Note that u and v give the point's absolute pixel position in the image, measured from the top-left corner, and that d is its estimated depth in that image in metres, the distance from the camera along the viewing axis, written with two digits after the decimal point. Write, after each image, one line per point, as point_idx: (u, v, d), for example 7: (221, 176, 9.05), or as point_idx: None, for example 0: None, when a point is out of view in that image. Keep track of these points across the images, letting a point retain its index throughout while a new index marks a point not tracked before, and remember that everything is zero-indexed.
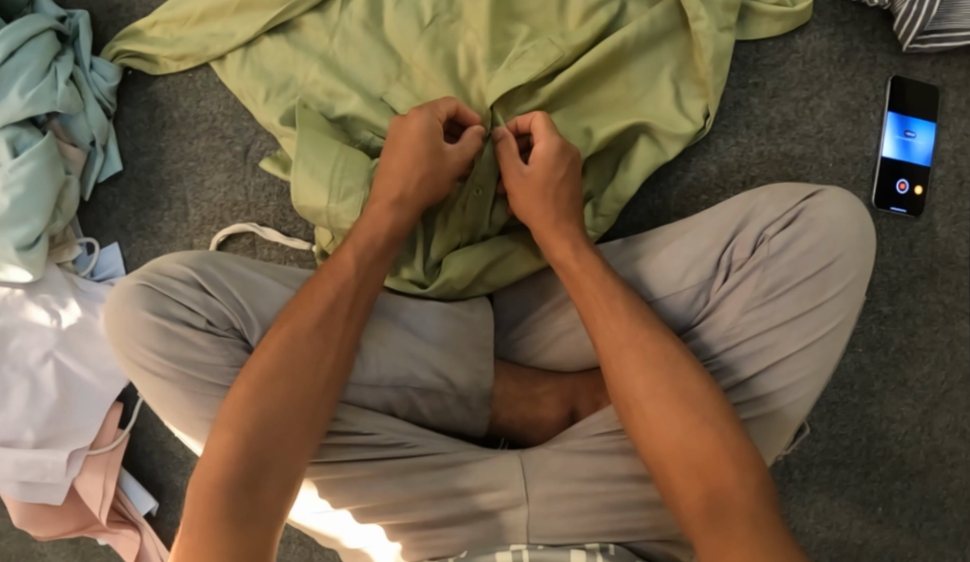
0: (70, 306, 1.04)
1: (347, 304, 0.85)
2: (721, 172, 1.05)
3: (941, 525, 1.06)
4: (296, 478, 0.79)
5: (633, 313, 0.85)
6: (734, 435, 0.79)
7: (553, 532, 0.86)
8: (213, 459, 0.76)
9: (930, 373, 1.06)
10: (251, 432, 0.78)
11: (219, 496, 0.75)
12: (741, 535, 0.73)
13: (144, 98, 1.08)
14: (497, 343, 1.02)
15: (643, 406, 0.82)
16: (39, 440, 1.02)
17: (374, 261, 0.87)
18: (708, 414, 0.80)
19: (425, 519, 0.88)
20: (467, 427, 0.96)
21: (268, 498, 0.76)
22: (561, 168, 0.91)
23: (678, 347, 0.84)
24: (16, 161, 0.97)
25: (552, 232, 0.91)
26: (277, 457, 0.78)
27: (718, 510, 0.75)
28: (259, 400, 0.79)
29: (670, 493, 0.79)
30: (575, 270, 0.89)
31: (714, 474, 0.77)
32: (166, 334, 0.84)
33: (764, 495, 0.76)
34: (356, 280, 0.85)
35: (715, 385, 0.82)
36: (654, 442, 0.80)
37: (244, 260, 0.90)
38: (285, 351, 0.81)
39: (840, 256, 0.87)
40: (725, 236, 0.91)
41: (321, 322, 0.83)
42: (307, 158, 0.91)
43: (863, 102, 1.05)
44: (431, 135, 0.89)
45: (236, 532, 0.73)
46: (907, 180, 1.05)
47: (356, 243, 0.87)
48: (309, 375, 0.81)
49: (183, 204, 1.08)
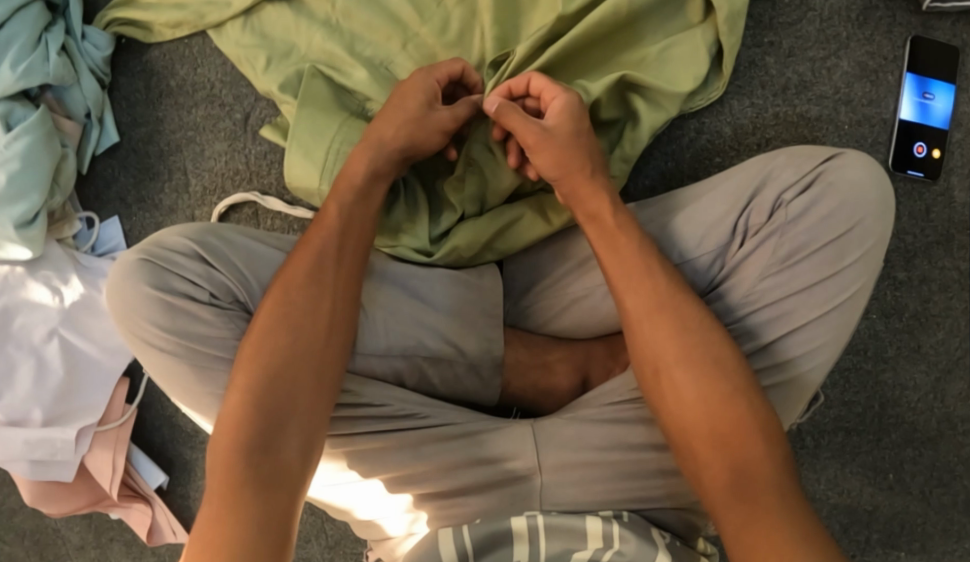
0: (73, 282, 1.02)
1: (338, 254, 0.83)
2: (736, 134, 1.01)
3: (951, 492, 1.06)
4: (314, 434, 0.78)
5: (669, 280, 0.83)
6: (761, 406, 0.78)
7: (569, 500, 0.87)
8: (228, 423, 0.76)
9: (944, 340, 1.05)
10: (261, 391, 0.77)
11: (237, 459, 0.74)
12: (768, 508, 0.73)
13: (139, 67, 1.05)
14: (508, 310, 1.00)
15: (674, 371, 0.80)
16: (48, 418, 1.02)
17: (356, 204, 0.85)
18: (739, 382, 0.79)
19: (436, 489, 0.88)
20: (479, 396, 0.94)
21: (287, 458, 0.76)
22: (584, 120, 0.88)
23: (712, 316, 0.82)
24: (9, 137, 0.95)
25: (586, 187, 0.87)
26: (292, 413, 0.77)
27: (743, 484, 0.75)
28: (264, 358, 0.78)
29: (695, 467, 0.78)
30: (611, 226, 0.86)
31: (739, 447, 0.76)
32: (169, 310, 0.83)
33: (789, 469, 0.76)
34: (347, 229, 0.84)
35: (740, 350, 0.81)
36: (676, 409, 0.79)
37: (246, 231, 0.89)
38: (284, 308, 0.80)
39: (860, 222, 0.86)
40: (742, 200, 0.89)
41: (313, 272, 0.82)
42: (301, 137, 0.91)
43: (882, 63, 1.01)
44: (418, 90, 0.87)
45: (259, 494, 0.73)
46: (923, 143, 1.02)
47: (337, 192, 0.85)
48: (311, 328, 0.80)
49: (183, 174, 1.05)
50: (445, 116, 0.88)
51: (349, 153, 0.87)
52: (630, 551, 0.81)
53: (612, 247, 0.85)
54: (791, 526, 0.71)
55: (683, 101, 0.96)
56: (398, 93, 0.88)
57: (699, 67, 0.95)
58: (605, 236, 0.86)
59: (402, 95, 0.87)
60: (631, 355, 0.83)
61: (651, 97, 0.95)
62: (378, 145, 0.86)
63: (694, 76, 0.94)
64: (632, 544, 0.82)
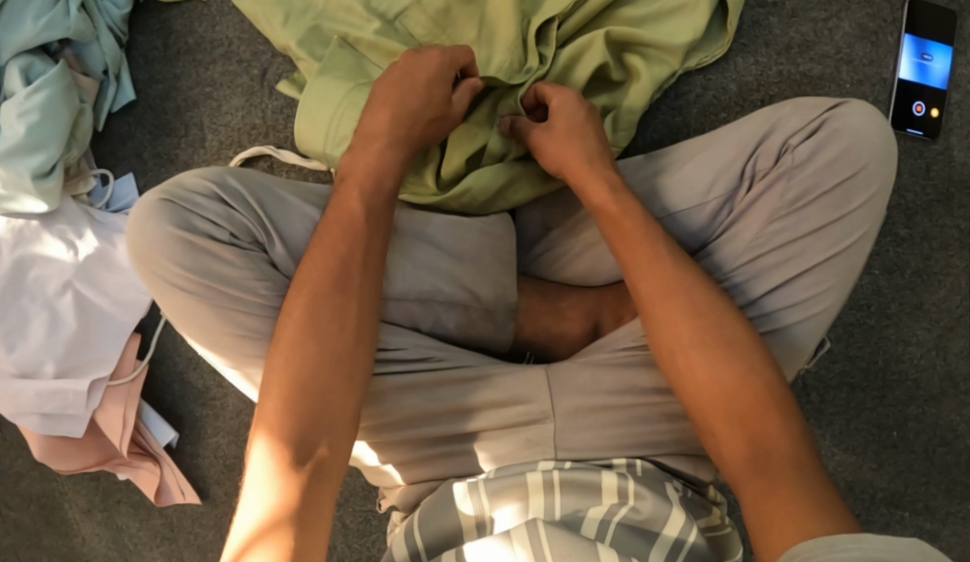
0: (87, 236, 1.03)
1: (361, 256, 0.84)
2: (740, 90, 1.04)
3: (954, 451, 1.08)
4: (346, 430, 0.79)
5: (674, 263, 0.85)
6: (777, 382, 0.81)
7: (581, 445, 0.89)
8: (266, 426, 0.77)
9: (946, 297, 1.07)
10: (296, 395, 0.78)
11: (277, 456, 0.75)
12: (786, 479, 0.75)
13: (157, 26, 1.06)
14: (521, 260, 1.03)
15: (689, 352, 0.82)
16: (60, 370, 1.02)
17: (383, 206, 0.86)
18: (753, 361, 0.81)
19: (448, 434, 0.90)
20: (491, 340, 0.96)
21: (323, 453, 0.77)
22: (582, 110, 0.92)
23: (720, 295, 0.85)
24: (29, 89, 0.96)
25: (587, 174, 0.90)
26: (327, 413, 0.78)
27: (762, 459, 0.77)
28: (295, 363, 0.79)
29: (713, 443, 0.81)
30: (614, 212, 0.88)
31: (756, 423, 0.79)
32: (192, 249, 0.84)
33: (805, 443, 0.79)
34: (368, 226, 0.84)
35: (755, 331, 0.84)
36: (693, 389, 0.82)
37: (265, 175, 0.90)
38: (310, 313, 0.81)
39: (863, 167, 0.88)
40: (750, 147, 0.92)
41: (337, 271, 0.82)
42: (314, 93, 0.93)
43: (881, 25, 1.04)
44: (425, 76, 0.88)
45: (303, 490, 0.74)
46: (922, 103, 1.05)
47: (357, 183, 0.86)
48: (338, 330, 0.81)
49: (200, 130, 1.07)
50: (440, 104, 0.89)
51: (358, 148, 0.87)
52: (646, 508, 0.83)
53: (620, 235, 0.87)
54: (803, 495, 0.73)
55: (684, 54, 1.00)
56: (406, 88, 0.88)
57: (697, 21, 0.99)
58: (613, 223, 0.88)
59: (410, 80, 0.88)
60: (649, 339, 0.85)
61: (652, 52, 1.00)
62: (386, 135, 0.87)
63: (696, 30, 0.99)
64: (648, 502, 0.83)
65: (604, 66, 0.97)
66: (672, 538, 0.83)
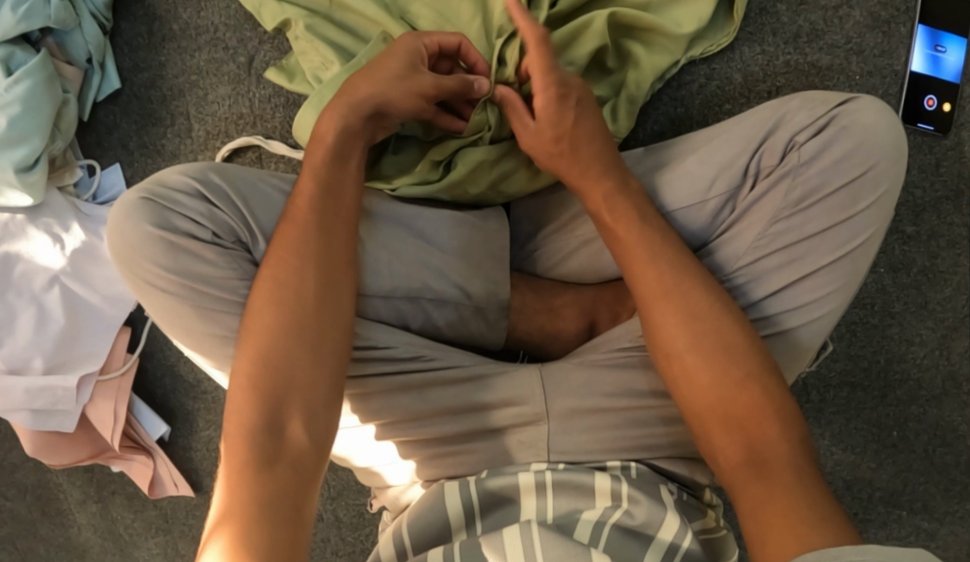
0: (74, 229, 1.01)
1: (319, 226, 0.81)
2: (746, 81, 1.01)
3: (954, 452, 1.06)
4: (317, 408, 0.77)
5: (674, 269, 0.82)
6: (778, 387, 0.78)
7: (574, 447, 0.85)
8: (235, 411, 0.75)
9: (952, 297, 1.04)
10: (259, 377, 0.76)
11: (245, 442, 0.73)
12: (783, 483, 0.73)
13: (142, 12, 1.03)
14: (515, 255, 1.00)
15: (685, 356, 0.80)
16: (50, 365, 1.01)
17: (335, 167, 0.83)
18: (752, 367, 0.79)
19: (440, 435, 0.87)
20: (484, 340, 0.94)
21: (293, 434, 0.75)
22: (568, 100, 0.85)
23: (726, 304, 0.82)
24: (10, 80, 0.93)
25: (580, 177, 0.86)
26: (293, 392, 0.76)
27: (760, 462, 0.75)
28: (258, 341, 0.77)
29: (709, 447, 0.79)
30: (608, 221, 0.85)
31: (756, 427, 0.77)
32: (172, 250, 0.81)
33: (806, 447, 0.76)
34: (329, 197, 0.82)
35: (758, 336, 0.81)
36: (690, 392, 0.80)
37: (248, 171, 0.86)
38: (275, 291, 0.79)
39: (873, 166, 0.84)
40: (755, 142, 0.88)
41: (299, 248, 0.80)
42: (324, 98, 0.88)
43: (894, 14, 1.00)
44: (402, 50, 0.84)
45: (269, 473, 0.72)
46: (935, 97, 1.02)
47: (314, 158, 0.82)
48: (298, 304, 0.78)
49: (186, 119, 1.04)
50: (431, 90, 0.84)
51: (321, 113, 0.84)
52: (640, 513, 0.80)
53: (616, 235, 0.85)
54: (800, 501, 0.71)
55: (687, 42, 0.96)
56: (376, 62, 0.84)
57: (702, 7, 0.94)
58: (608, 229, 0.85)
59: (390, 57, 0.83)
60: (646, 341, 0.83)
61: (655, 39, 0.96)
62: (346, 99, 0.83)
63: (701, 18, 0.94)
64: (642, 507, 0.80)
65: (602, 47, 0.92)
66: (666, 543, 0.79)
